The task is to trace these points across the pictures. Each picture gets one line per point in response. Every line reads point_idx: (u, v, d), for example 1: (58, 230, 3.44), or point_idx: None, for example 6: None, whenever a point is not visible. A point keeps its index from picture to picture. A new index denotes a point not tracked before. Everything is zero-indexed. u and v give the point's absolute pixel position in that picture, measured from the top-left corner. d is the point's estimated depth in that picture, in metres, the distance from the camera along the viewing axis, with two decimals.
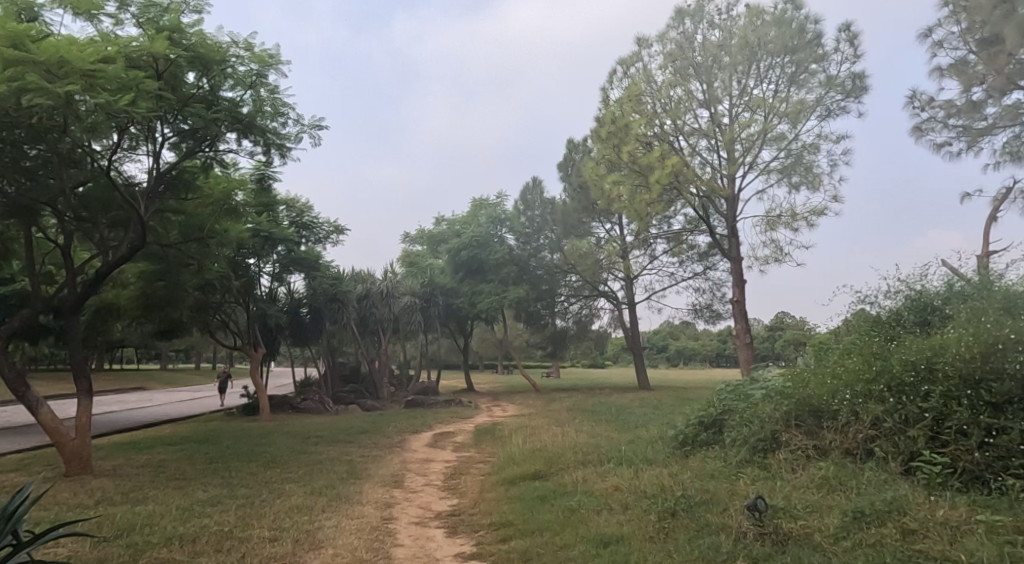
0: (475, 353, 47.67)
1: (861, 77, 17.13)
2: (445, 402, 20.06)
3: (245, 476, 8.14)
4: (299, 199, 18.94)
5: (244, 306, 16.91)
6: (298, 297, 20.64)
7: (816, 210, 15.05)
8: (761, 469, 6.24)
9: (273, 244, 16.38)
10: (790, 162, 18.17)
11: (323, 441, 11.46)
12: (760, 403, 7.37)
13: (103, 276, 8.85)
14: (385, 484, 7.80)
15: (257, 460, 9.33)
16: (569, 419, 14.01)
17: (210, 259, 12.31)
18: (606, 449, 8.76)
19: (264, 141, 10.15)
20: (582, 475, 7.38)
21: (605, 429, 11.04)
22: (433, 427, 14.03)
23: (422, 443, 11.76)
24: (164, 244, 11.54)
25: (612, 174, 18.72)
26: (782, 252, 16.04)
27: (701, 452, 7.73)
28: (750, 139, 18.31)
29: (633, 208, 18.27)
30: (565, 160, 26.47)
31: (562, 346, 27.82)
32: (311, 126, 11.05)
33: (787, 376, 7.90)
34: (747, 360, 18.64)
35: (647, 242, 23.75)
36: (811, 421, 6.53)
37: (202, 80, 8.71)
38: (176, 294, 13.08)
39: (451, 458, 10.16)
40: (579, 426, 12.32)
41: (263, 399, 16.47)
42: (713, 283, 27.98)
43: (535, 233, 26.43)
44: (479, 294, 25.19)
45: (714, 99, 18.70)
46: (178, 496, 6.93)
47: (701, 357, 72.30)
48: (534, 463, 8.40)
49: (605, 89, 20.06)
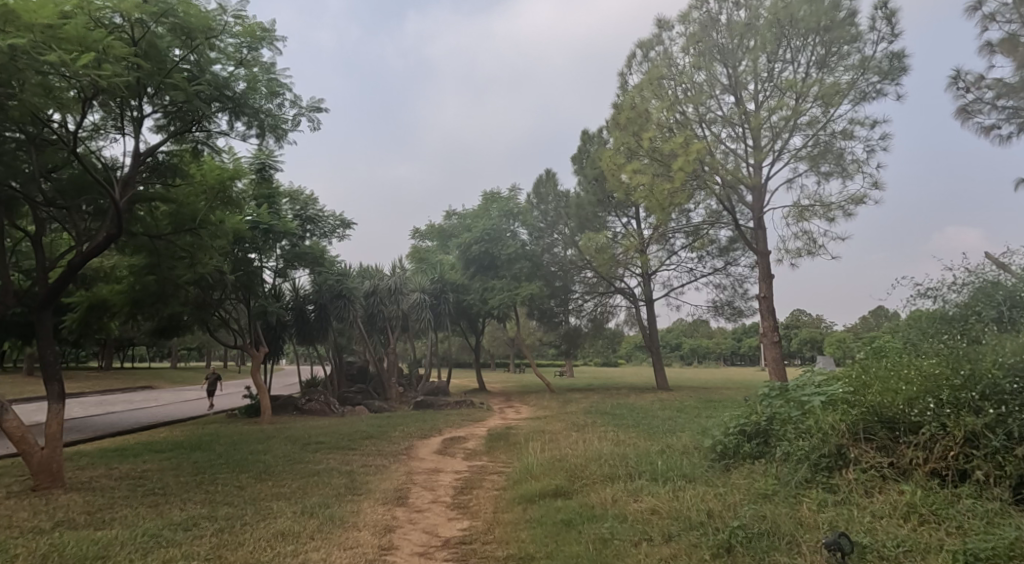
0: (486, 352, 46.96)
1: (899, 57, 15.99)
2: (456, 403, 19.19)
3: (232, 491, 7.29)
4: (303, 191, 18.12)
5: (245, 302, 16.10)
6: (303, 294, 19.55)
7: (854, 198, 13.99)
8: (827, 492, 5.27)
9: (275, 238, 15.49)
10: (819, 150, 17.13)
11: (325, 448, 10.61)
12: (817, 412, 6.36)
13: (76, 270, 8.01)
14: (386, 502, 6.91)
15: (249, 471, 8.48)
16: (589, 423, 13.09)
17: (203, 252, 11.48)
18: (636, 460, 7.83)
19: (258, 123, 9.25)
20: (613, 494, 6.44)
21: (631, 436, 10.10)
22: (443, 431, 13.16)
23: (430, 450, 10.88)
24: (153, 236, 10.76)
25: (631, 164, 17.75)
26: (815, 245, 14.97)
27: (749, 469, 6.75)
28: (779, 125, 17.27)
29: (653, 199, 17.28)
30: (580, 151, 25.51)
31: (577, 345, 26.91)
32: (310, 109, 10.18)
33: (847, 380, 6.89)
34: (774, 359, 17.63)
35: (666, 235, 22.78)
36: (885, 433, 5.52)
37: (187, 52, 7.83)
38: (168, 289, 12.30)
39: (461, 469, 9.26)
40: (600, 431, 11.38)
41: (264, 401, 15.67)
42: (735, 279, 26.91)
43: (548, 228, 25.51)
44: (490, 290, 24.25)
45: (738, 84, 17.69)
46: (149, 517, 6.07)
47: (716, 356, 71.17)
48: (555, 477, 7.48)
49: (623, 74, 19.12)
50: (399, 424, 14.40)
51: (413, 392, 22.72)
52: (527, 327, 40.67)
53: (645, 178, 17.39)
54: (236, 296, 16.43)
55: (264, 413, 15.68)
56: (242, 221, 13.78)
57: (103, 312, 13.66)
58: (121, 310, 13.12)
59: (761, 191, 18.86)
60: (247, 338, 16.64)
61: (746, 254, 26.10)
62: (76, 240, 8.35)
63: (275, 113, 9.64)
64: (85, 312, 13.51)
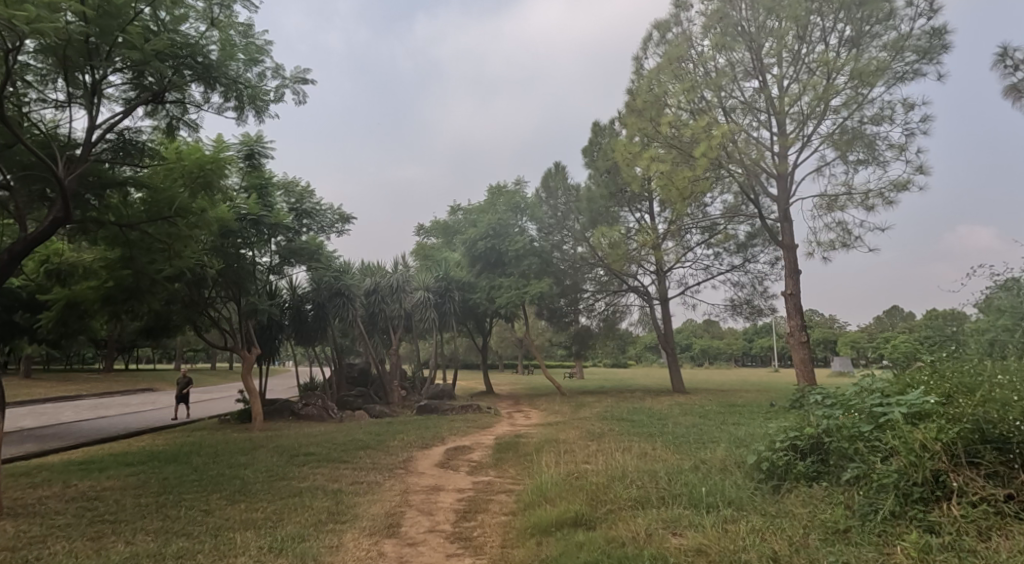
0: (494, 353, 45.89)
1: (939, 34, 14.72)
2: (462, 408, 18.03)
3: (195, 518, 6.22)
4: (299, 183, 17.10)
5: (236, 300, 15.07)
6: (301, 292, 18.56)
7: (896, 184, 12.77)
8: (928, 534, 4.11)
9: (267, 231, 14.46)
10: (850, 136, 15.93)
11: (313, 461, 9.52)
12: (894, 426, 5.19)
13: (17, 259, 7.05)
14: (373, 533, 5.80)
15: (221, 490, 7.41)
16: (605, 431, 11.96)
17: (182, 244, 10.45)
18: (669, 480, 6.70)
19: (235, 93, 8.49)
20: (647, 525, 5.31)
21: (655, 448, 8.97)
22: (446, 440, 12.05)
23: (431, 463, 9.73)
24: (123, 225, 9.74)
25: (648, 151, 16.65)
26: (851, 236, 13.79)
27: (810, 495, 5.57)
28: (808, 109, 16.10)
29: (674, 187, 16.12)
30: (591, 143, 24.40)
31: (586, 346, 25.85)
32: (294, 80, 9.68)
33: (926, 388, 5.73)
34: (803, 361, 16.48)
35: (683, 230, 21.61)
36: (993, 456, 4.37)
37: (149, 7, 6.91)
38: (144, 285, 11.27)
39: (466, 486, 8.13)
40: (619, 441, 10.25)
41: (255, 406, 14.62)
42: (754, 277, 25.70)
43: (558, 223, 24.30)
44: (498, 288, 23.01)
45: (761, 67, 16.62)
46: (82, 556, 5.02)
47: (727, 356, 69.73)
48: (573, 501, 6.33)
49: (639, 58, 18.04)
50: (400, 432, 13.30)
51: (417, 396, 21.65)
52: (536, 328, 39.55)
53: (663, 166, 16.27)
54: (226, 294, 15.40)
55: (255, 420, 14.64)
56: (227, 212, 12.75)
57: (80, 310, 12.65)
58: (99, 308, 12.11)
59: (786, 181, 17.68)
60: (239, 339, 15.60)
61: (766, 249, 24.84)
62: (18, 225, 7.36)
63: (255, 82, 8.85)
64: (61, 310, 12.50)
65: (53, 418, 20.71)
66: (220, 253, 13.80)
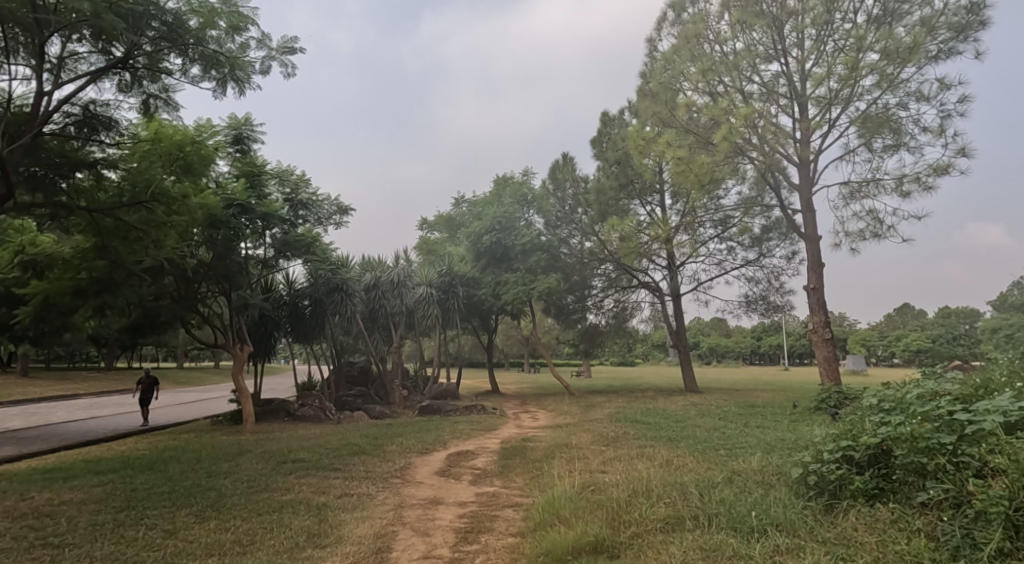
0: (500, 352, 45.09)
1: (978, 8, 13.66)
2: (466, 408, 17.16)
3: (154, 540, 5.38)
4: (293, 172, 16.18)
5: (226, 294, 14.23)
6: (298, 287, 17.76)
7: (936, 167, 11.80)
8: None
9: (258, 221, 13.58)
10: (880, 118, 14.96)
11: (302, 469, 8.68)
12: (990, 443, 4.26)
13: None
14: (358, 560, 4.96)
15: (193, 505, 6.56)
16: (619, 435, 11.04)
17: (163, 233, 9.66)
18: (702, 497, 5.81)
19: (213, 63, 7.85)
20: (682, 555, 4.43)
21: (679, 457, 8.08)
22: (448, 445, 11.15)
23: (430, 470, 8.89)
24: (96, 211, 8.93)
25: (663, 136, 15.79)
26: (883, 225, 12.84)
27: (875, 519, 4.68)
28: (832, 92, 15.17)
29: (691, 174, 15.23)
30: (601, 134, 23.44)
31: (595, 344, 24.94)
32: (282, 51, 8.82)
33: (1017, 393, 4.81)
34: (827, 360, 15.56)
35: (697, 223, 20.63)
36: None
37: None
38: (121, 277, 10.40)
39: (468, 499, 7.24)
40: (635, 447, 9.34)
41: (247, 407, 13.79)
42: (770, 272, 24.70)
43: (566, 217, 23.40)
44: (503, 284, 22.04)
45: (784, 48, 15.72)
46: None
47: (735, 355, 68.82)
48: (591, 522, 5.47)
49: (653, 39, 17.20)
50: (399, 434, 12.44)
51: (419, 396, 20.79)
52: (541, 326, 38.65)
53: (680, 152, 15.42)
54: (217, 289, 14.58)
55: (247, 421, 13.82)
56: (213, 199, 11.90)
57: (58, 306, 11.85)
58: (77, 302, 11.30)
59: (808, 169, 16.73)
60: (230, 336, 14.76)
61: (782, 244, 23.86)
62: None
63: (236, 52, 8.13)
64: (39, 305, 11.72)
65: (42, 419, 19.93)
66: (210, 244, 13.01)
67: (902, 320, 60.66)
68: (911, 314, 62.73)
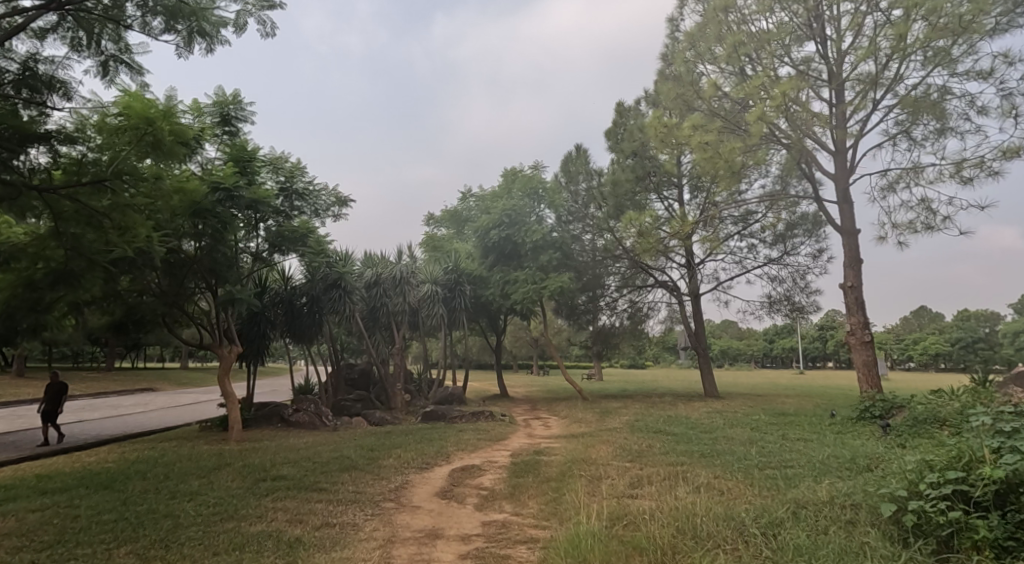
0: (508, 353, 44.09)
1: None
2: (473, 414, 15.93)
3: None
4: (288, 159, 14.98)
5: (212, 289, 13.09)
6: (295, 283, 16.66)
7: (1003, 149, 10.52)
8: None
9: (247, 210, 12.43)
10: (928, 100, 13.60)
11: (282, 490, 7.47)
12: None
13: None
14: None
15: (139, 540, 5.38)
16: (643, 449, 9.75)
17: (133, 217, 8.53)
18: (770, 541, 4.60)
19: (175, 12, 6.66)
20: None
21: (722, 481, 6.81)
22: (451, 458, 9.94)
23: (429, 492, 7.66)
24: (48, 192, 7.79)
25: (688, 120, 14.58)
26: (936, 215, 11.57)
27: None
28: (874, 73, 13.86)
29: (720, 159, 13.97)
30: (616, 124, 22.18)
31: (608, 347, 23.66)
32: (259, 5, 7.65)
33: None
34: (866, 365, 14.20)
35: (721, 216, 19.28)
36: None
37: None
38: (87, 269, 9.27)
39: (472, 532, 6.01)
40: (665, 465, 8.09)
41: (233, 413, 12.63)
42: (794, 270, 23.35)
43: (578, 212, 22.13)
44: (513, 282, 20.78)
45: (820, 27, 14.36)
46: None
47: (747, 357, 67.57)
48: None
49: (675, 19, 15.94)
50: (398, 445, 11.24)
51: (422, 400, 19.66)
52: (550, 328, 37.55)
53: (708, 137, 14.18)
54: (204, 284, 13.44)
55: (234, 428, 12.64)
56: (195, 184, 10.79)
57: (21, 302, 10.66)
58: (42, 296, 10.19)
59: (843, 159, 15.42)
60: (217, 334, 13.63)
61: (808, 241, 22.48)
62: None
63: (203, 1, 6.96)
64: (3, 301, 10.63)
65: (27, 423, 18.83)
66: (194, 234, 11.89)
67: (919, 322, 59.24)
68: (927, 315, 61.34)
